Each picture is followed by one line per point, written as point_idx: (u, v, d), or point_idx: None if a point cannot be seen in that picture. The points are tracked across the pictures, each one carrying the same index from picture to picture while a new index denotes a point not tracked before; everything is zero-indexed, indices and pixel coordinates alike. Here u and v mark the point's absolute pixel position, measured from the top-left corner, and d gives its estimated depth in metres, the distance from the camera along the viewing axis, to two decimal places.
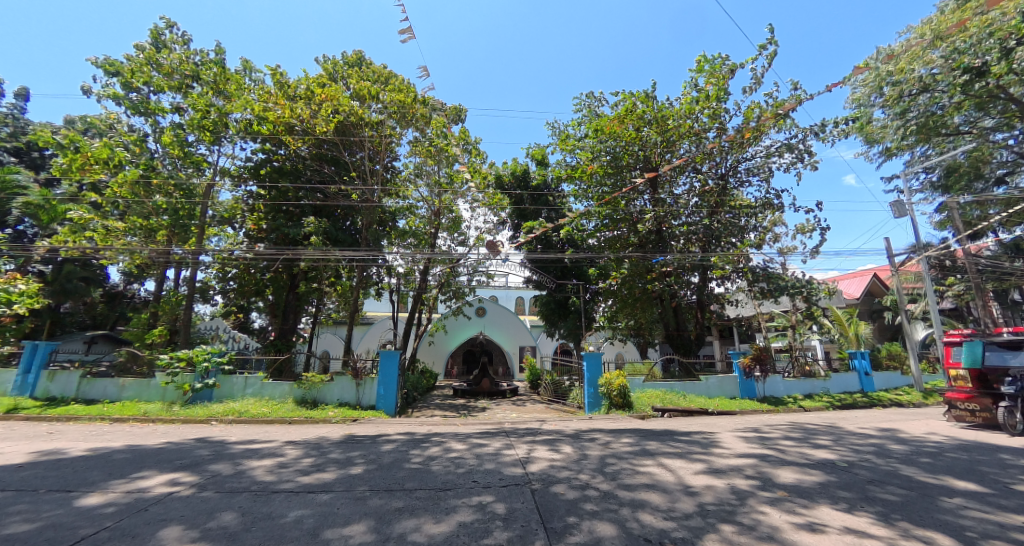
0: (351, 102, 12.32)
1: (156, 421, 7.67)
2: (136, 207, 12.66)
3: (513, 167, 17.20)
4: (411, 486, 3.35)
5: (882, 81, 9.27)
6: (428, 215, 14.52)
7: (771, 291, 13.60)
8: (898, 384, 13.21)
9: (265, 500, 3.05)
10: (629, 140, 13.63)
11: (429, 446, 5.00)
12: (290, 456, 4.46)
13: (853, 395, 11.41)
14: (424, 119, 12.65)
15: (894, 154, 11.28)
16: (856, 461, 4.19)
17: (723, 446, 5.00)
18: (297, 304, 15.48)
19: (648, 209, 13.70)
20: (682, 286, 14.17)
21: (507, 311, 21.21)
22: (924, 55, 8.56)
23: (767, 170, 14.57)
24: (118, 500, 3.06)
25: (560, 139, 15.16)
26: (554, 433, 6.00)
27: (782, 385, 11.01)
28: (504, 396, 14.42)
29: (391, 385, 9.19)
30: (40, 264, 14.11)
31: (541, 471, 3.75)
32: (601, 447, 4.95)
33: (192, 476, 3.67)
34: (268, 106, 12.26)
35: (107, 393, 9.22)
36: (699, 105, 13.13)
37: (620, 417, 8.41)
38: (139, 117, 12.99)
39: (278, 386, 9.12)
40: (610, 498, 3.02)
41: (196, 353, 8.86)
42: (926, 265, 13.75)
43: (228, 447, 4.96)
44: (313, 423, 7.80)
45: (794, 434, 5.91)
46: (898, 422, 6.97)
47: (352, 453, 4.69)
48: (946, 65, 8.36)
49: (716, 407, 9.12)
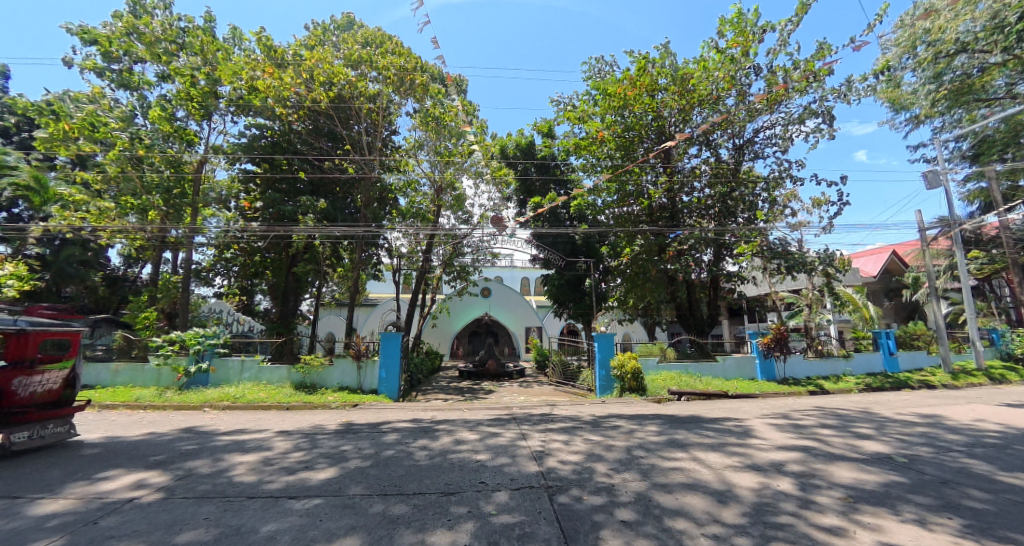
0: (346, 70, 11.75)
1: (149, 407, 7.31)
2: (126, 185, 12.30)
3: (518, 139, 16.42)
4: (410, 490, 2.88)
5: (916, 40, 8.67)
6: (431, 192, 14.21)
7: (789, 268, 13.05)
8: (923, 364, 12.46)
9: (238, 511, 2.59)
10: (642, 107, 12.89)
11: (437, 435, 4.52)
12: (278, 450, 3.99)
13: (879, 377, 10.86)
14: (424, 88, 12.16)
15: (920, 122, 10.51)
16: (919, 455, 3.66)
17: (758, 434, 4.47)
18: (297, 287, 15.14)
19: (660, 183, 13.18)
20: (694, 264, 13.61)
21: (511, 291, 20.80)
22: (966, 10, 7.99)
23: (786, 139, 13.81)
24: (71, 508, 2.63)
25: (566, 109, 14.40)
26: (570, 421, 5.52)
27: (801, 366, 10.52)
28: (510, 377, 14.14)
29: (396, 370, 8.76)
30: (37, 247, 13.95)
31: (562, 470, 3.27)
32: (624, 437, 4.47)
33: (162, 477, 3.22)
34: (258, 75, 11.57)
35: (99, 379, 8.86)
36: (718, 69, 12.28)
37: (634, 400, 7.91)
38: (124, 90, 12.46)
39: (277, 369, 8.75)
40: (644, 506, 2.55)
41: (187, 336, 8.40)
42: (959, 239, 13.02)
43: (212, 438, 4.52)
44: (313, 408, 7.37)
45: (829, 418, 5.38)
46: (941, 407, 6.41)
47: (346, 443, 4.22)
48: (991, 21, 7.80)
49: (735, 390, 8.62)
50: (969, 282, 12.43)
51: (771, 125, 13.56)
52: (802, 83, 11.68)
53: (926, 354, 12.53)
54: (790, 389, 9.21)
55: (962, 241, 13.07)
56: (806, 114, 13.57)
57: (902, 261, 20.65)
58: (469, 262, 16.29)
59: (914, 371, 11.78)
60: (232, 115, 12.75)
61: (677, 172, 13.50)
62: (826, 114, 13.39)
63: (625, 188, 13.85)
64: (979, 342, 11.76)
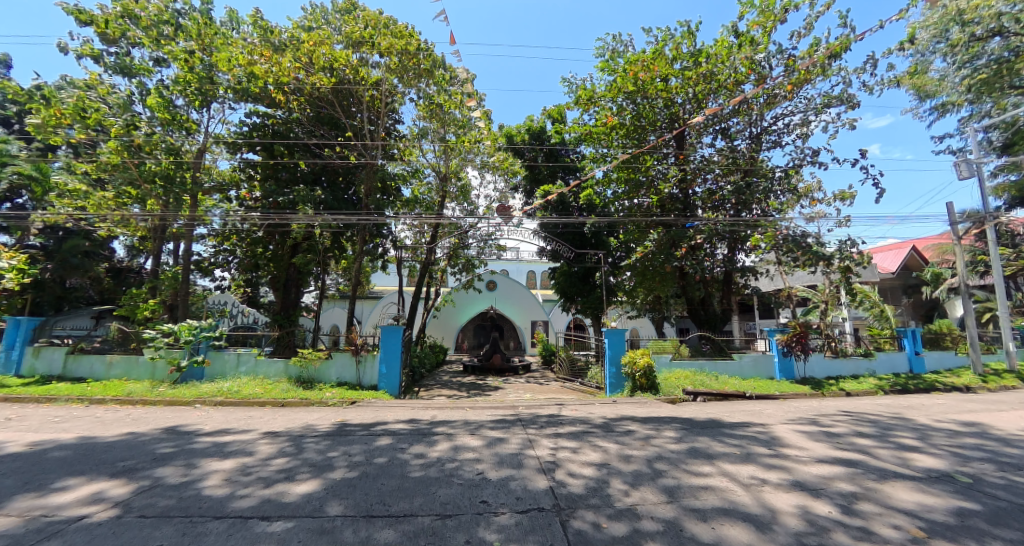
0: (347, 54, 11.39)
1: (140, 403, 7.02)
2: (127, 173, 12.11)
3: (526, 126, 15.94)
4: (399, 511, 2.49)
5: (950, 20, 8.04)
6: (436, 182, 13.93)
7: (806, 263, 12.49)
8: (950, 365, 11.86)
9: (196, 534, 2.23)
10: (656, 93, 12.39)
11: (434, 439, 4.14)
12: (260, 455, 3.63)
13: (904, 378, 10.33)
14: (428, 74, 11.82)
15: (949, 110, 9.87)
16: (984, 474, 3.18)
17: (790, 442, 4.03)
18: (299, 278, 14.80)
19: (671, 173, 12.74)
20: (707, 258, 13.13)
21: (517, 284, 20.41)
22: None
23: (806, 128, 13.16)
24: (7, 528, 2.29)
25: (577, 93, 13.87)
26: (581, 424, 5.11)
27: (822, 365, 10.02)
28: (515, 372, 13.78)
29: (397, 365, 8.40)
30: (40, 238, 13.81)
31: (574, 487, 2.85)
32: (641, 444, 4.05)
33: (124, 489, 2.87)
34: (256, 60, 11.22)
35: (93, 371, 8.63)
36: (736, 51, 11.69)
37: (646, 400, 7.47)
38: (123, 77, 12.19)
39: (274, 363, 8.42)
40: (674, 539, 2.12)
41: (181, 327, 8.08)
42: (992, 233, 12.32)
43: (193, 439, 4.17)
44: (309, 405, 7.04)
45: (862, 421, 4.91)
46: (984, 414, 5.88)
47: (335, 448, 3.85)
48: None
49: (754, 390, 8.16)
50: (1001, 279, 11.78)
51: (791, 111, 12.90)
52: (823, 67, 11.07)
53: (953, 353, 11.93)
54: (811, 390, 8.73)
55: (995, 236, 12.37)
56: (829, 101, 12.89)
57: (921, 256, 19.87)
58: (475, 255, 15.90)
59: (941, 372, 11.20)
60: (233, 103, 12.45)
61: (691, 162, 12.98)
62: (849, 102, 12.69)
63: (635, 178, 13.41)
64: (1011, 342, 11.14)
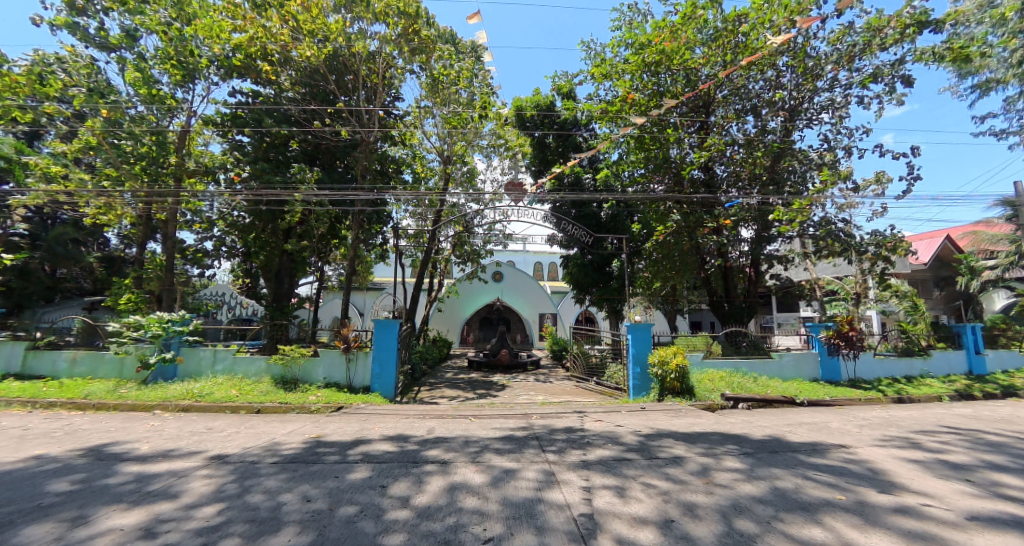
0: (340, 23, 10.32)
1: (96, 408, 6.12)
2: (105, 155, 11.16)
3: (536, 101, 14.76)
4: None
5: None
6: (439, 164, 12.92)
7: (838, 254, 11.36)
8: (1010, 364, 10.66)
9: None
10: (680, 63, 11.20)
11: (429, 472, 3.13)
12: (187, 500, 2.63)
13: (965, 381, 9.19)
14: (428, 45, 10.70)
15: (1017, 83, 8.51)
16: None
17: (909, 484, 2.98)
18: (292, 268, 13.89)
19: (696, 152, 11.59)
20: (734, 245, 12.04)
21: (525, 275, 19.43)
22: None
23: (847, 103, 11.86)
24: None
25: (594, 65, 12.71)
26: (615, 445, 4.09)
27: (871, 365, 8.92)
28: (524, 368, 12.84)
29: (392, 364, 7.45)
30: (23, 226, 13.05)
31: None
32: (707, 482, 3.01)
33: None
34: (238, 24, 10.10)
35: (55, 368, 7.74)
36: (773, 15, 10.45)
37: (679, 407, 6.46)
38: (101, 51, 11.19)
39: (254, 361, 7.49)
40: None
41: (149, 320, 7.12)
42: None
43: (114, 469, 3.20)
44: (290, 411, 6.10)
45: (976, 445, 3.85)
46: None
47: (292, 487, 2.85)
48: None
49: (803, 396, 7.09)
50: None
51: (830, 85, 11.62)
52: (870, 32, 9.74)
53: (1016, 353, 10.70)
54: (865, 394, 7.65)
55: None
56: (871, 75, 11.61)
57: (957, 246, 18.53)
58: (481, 245, 14.88)
59: (1003, 374, 10.03)
60: (219, 78, 11.43)
61: (717, 139, 11.81)
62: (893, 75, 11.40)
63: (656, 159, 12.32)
64: None
